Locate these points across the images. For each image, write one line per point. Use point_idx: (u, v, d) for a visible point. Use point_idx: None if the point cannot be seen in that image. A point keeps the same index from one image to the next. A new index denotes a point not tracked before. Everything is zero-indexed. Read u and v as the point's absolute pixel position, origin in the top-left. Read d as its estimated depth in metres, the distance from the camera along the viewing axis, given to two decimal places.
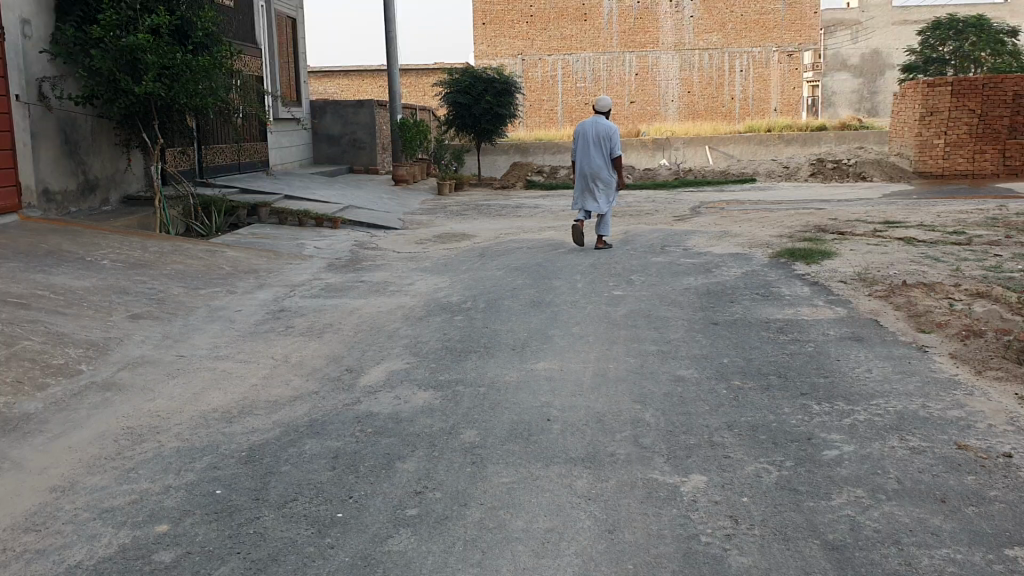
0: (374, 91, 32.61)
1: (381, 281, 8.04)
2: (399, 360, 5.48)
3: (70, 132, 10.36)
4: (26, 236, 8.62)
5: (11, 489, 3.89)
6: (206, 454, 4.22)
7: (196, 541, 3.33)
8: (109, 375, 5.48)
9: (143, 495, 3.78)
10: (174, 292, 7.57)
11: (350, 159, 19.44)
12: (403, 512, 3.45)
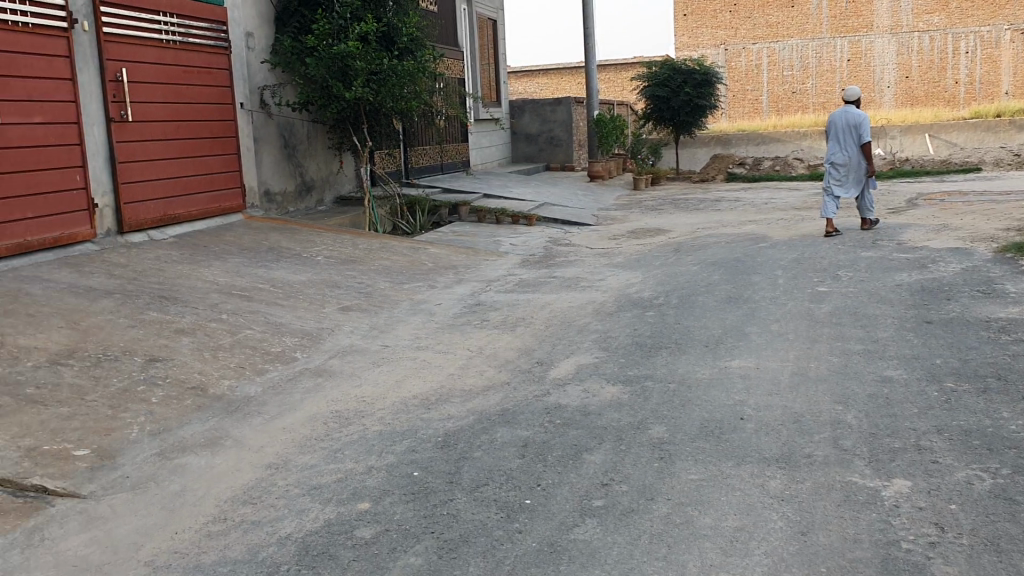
0: (573, 88, 32.73)
1: (574, 277, 8.10)
2: (590, 354, 5.51)
3: (289, 137, 11.13)
4: (250, 234, 9.34)
5: (232, 464, 4.24)
6: (406, 438, 4.42)
7: (394, 519, 3.50)
8: (320, 362, 5.85)
9: (347, 474, 4.02)
10: (380, 286, 7.96)
11: (548, 157, 19.71)
12: (590, 502, 3.47)
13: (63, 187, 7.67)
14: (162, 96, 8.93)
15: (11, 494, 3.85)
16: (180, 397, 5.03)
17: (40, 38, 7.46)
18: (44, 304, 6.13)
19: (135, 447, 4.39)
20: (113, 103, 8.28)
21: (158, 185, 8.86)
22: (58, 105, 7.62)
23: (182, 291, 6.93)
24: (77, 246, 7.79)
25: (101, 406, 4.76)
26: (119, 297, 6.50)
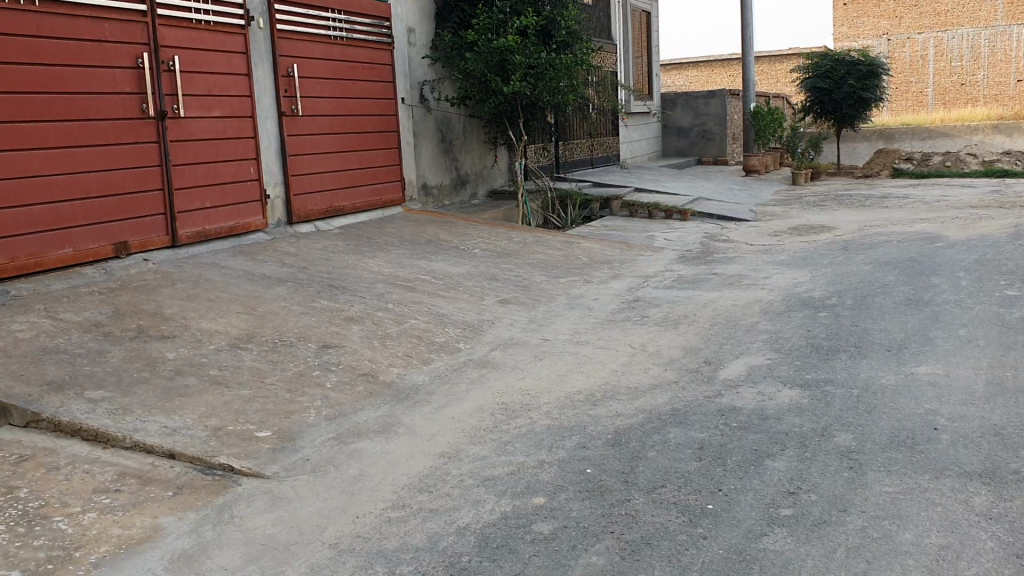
0: (724, 80, 32.01)
1: (736, 274, 7.87)
2: (762, 355, 5.32)
3: (446, 131, 11.28)
4: (409, 226, 9.53)
5: (406, 451, 4.30)
6: (575, 434, 4.37)
7: (572, 516, 3.45)
8: (484, 354, 5.88)
9: (520, 467, 4.00)
10: (537, 280, 7.95)
11: (699, 151, 19.30)
12: (777, 511, 3.32)
13: (239, 178, 8.02)
14: (330, 91, 9.21)
15: (202, 471, 4.01)
16: (352, 383, 5.15)
17: (220, 35, 7.81)
18: (223, 291, 6.41)
19: (312, 431, 4.50)
20: (285, 97, 8.59)
21: (324, 178, 9.15)
22: (235, 99, 7.97)
23: (349, 280, 7.12)
24: (250, 236, 8.13)
25: (280, 389, 4.93)
26: (290, 286, 6.73)
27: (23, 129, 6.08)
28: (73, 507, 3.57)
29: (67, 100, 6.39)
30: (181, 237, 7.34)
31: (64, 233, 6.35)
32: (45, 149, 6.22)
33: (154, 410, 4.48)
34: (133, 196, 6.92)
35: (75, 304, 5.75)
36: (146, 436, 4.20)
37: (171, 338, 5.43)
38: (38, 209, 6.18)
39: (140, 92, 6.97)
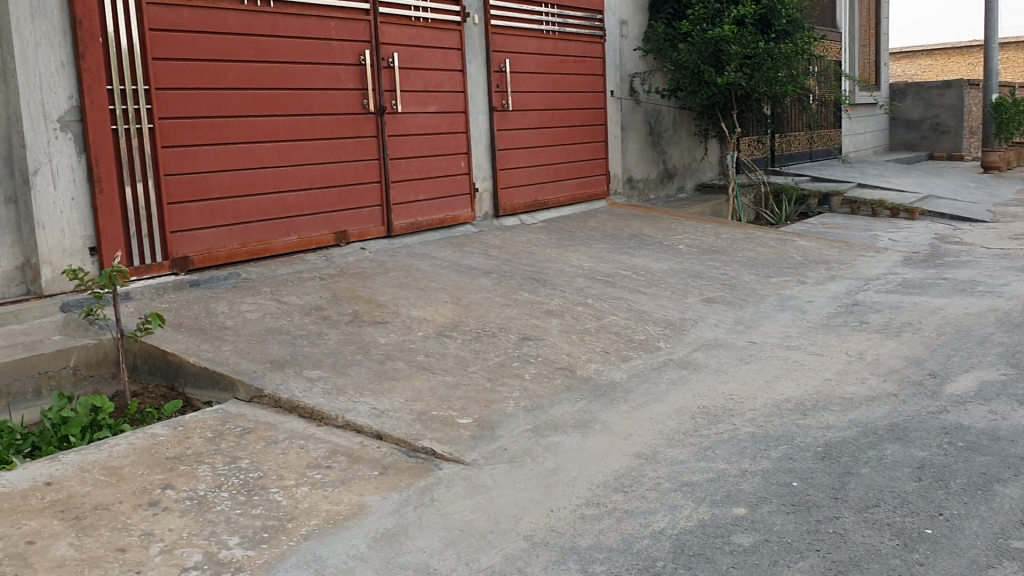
0: (962, 69, 29.77)
1: (969, 280, 7.27)
2: (995, 370, 4.88)
3: (656, 124, 11.12)
4: (614, 220, 9.47)
5: (603, 449, 4.26)
6: (781, 444, 4.17)
7: (774, 530, 3.29)
8: (685, 354, 5.74)
9: (720, 475, 3.86)
10: (747, 278, 7.69)
11: (930, 145, 18.05)
12: (1006, 542, 3.03)
13: (451, 172, 8.26)
14: (540, 85, 9.31)
15: (406, 453, 4.13)
16: (551, 376, 5.17)
17: (438, 32, 8.05)
18: (432, 280, 6.62)
19: (511, 421, 4.54)
20: (497, 91, 8.76)
21: (532, 171, 9.26)
22: (449, 94, 8.20)
23: (552, 274, 7.17)
24: (459, 227, 8.36)
25: (482, 378, 5.03)
26: (495, 277, 6.86)
27: (257, 124, 6.47)
28: (287, 480, 3.78)
29: (297, 95, 6.77)
30: (395, 227, 7.65)
31: (289, 221, 6.75)
32: (276, 142, 6.61)
33: (364, 391, 4.68)
34: (354, 187, 7.27)
35: (298, 288, 6.11)
36: (357, 416, 4.38)
37: (382, 323, 5.65)
38: (268, 199, 6.59)
39: (362, 88, 7.29)
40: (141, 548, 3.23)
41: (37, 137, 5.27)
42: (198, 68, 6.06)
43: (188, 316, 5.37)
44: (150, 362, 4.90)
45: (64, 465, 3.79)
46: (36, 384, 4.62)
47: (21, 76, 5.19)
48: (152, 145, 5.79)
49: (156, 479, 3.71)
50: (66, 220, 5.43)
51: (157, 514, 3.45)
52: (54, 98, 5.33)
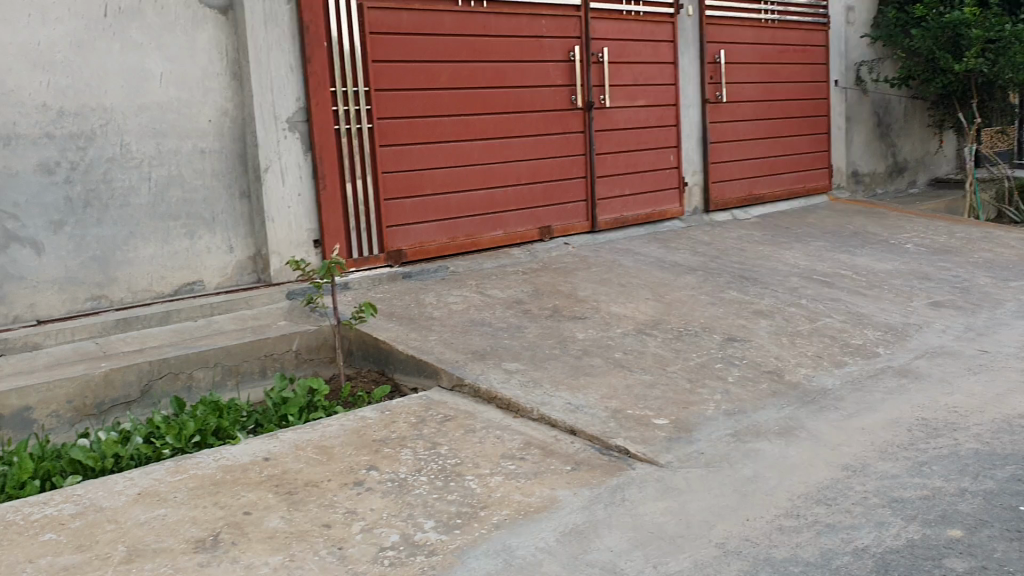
0: None
1: None
2: None
3: (885, 114, 10.45)
4: (833, 217, 9.00)
5: (806, 458, 4.06)
6: (1010, 464, 3.82)
7: (993, 557, 3.02)
8: (906, 361, 5.36)
9: (936, 493, 3.58)
10: (982, 281, 7.08)
11: None
12: None
13: (659, 166, 8.15)
14: (757, 76, 8.98)
15: (599, 451, 4.11)
16: (755, 380, 4.98)
17: (649, 25, 7.95)
18: (636, 276, 6.57)
19: (710, 423, 4.41)
20: (711, 84, 8.55)
21: (745, 166, 8.98)
22: (660, 88, 8.10)
23: (763, 272, 6.92)
24: (666, 223, 8.24)
25: (682, 379, 4.93)
26: (701, 274, 6.71)
27: (469, 121, 6.65)
28: (483, 469, 3.87)
29: (508, 92, 6.89)
30: (601, 222, 7.65)
31: (497, 216, 6.92)
32: (486, 138, 6.78)
33: (561, 386, 4.70)
34: (560, 183, 7.34)
35: (504, 281, 6.24)
36: (552, 411, 4.41)
37: (584, 319, 5.67)
38: (477, 194, 6.77)
39: (571, 84, 7.33)
40: (344, 525, 3.41)
41: (269, 137, 5.65)
42: (414, 69, 6.30)
43: (399, 306, 5.62)
44: (363, 349, 5.17)
45: (281, 443, 4.08)
46: (261, 365, 4.99)
47: (257, 80, 5.58)
48: (371, 143, 6.08)
49: (361, 461, 3.91)
50: (293, 214, 5.80)
51: (361, 494, 3.64)
52: (284, 100, 5.70)
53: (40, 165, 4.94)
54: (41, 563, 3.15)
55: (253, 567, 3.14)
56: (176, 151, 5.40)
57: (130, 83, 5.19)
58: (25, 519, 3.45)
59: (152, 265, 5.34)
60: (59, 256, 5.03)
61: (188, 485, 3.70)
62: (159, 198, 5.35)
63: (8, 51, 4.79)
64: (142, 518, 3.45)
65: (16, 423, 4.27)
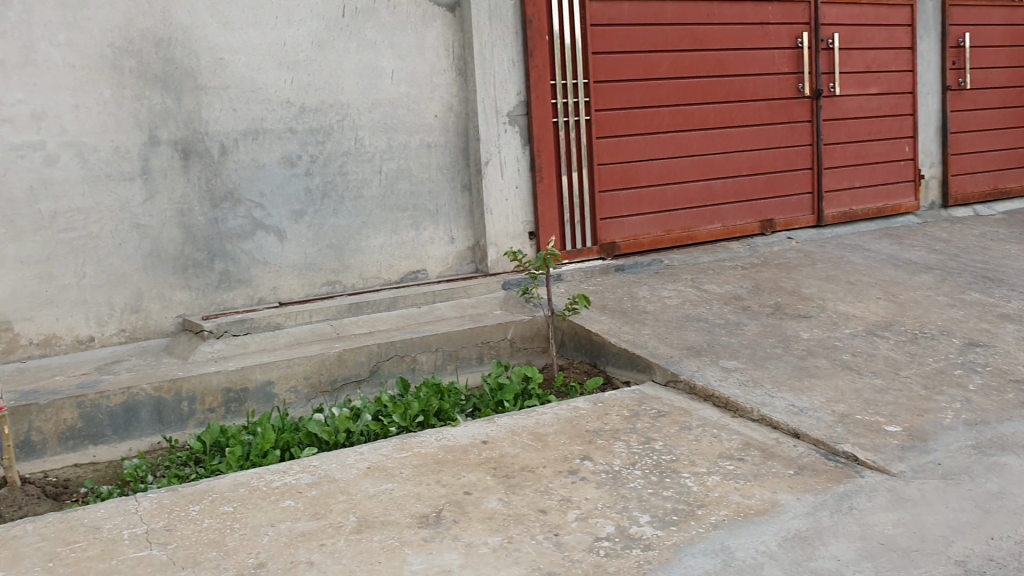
0: None
1: None
2: None
3: None
4: None
5: None
6: None
7: None
8: None
9: None
10: None
11: None
12: None
13: (891, 158, 7.68)
14: (1006, 60, 8.25)
15: (824, 455, 3.91)
16: (1001, 388, 4.58)
17: (884, 8, 7.49)
18: (864, 274, 6.21)
19: (949, 433, 4.09)
20: (953, 69, 7.94)
21: (990, 157, 8.28)
22: (895, 75, 7.61)
23: (1009, 273, 6.35)
24: (899, 219, 7.75)
25: (917, 384, 4.61)
26: (937, 274, 6.25)
27: (688, 113, 6.53)
28: (700, 467, 3.78)
29: (730, 83, 6.71)
30: (825, 217, 7.30)
31: (715, 209, 6.75)
32: (706, 130, 6.63)
33: (783, 386, 4.52)
34: (782, 175, 7.06)
35: (721, 277, 6.08)
36: (773, 412, 4.25)
37: (807, 317, 5.43)
38: (695, 186, 6.63)
39: (798, 72, 7.03)
40: (560, 512, 3.44)
41: (491, 131, 5.79)
42: (633, 60, 6.25)
43: (613, 299, 5.60)
44: (576, 339, 5.19)
45: (498, 427, 4.17)
46: (479, 352, 5.13)
47: (480, 75, 5.72)
48: (589, 135, 6.10)
49: (577, 450, 3.93)
50: (511, 205, 5.91)
51: (576, 482, 3.66)
52: (505, 94, 5.82)
53: (284, 158, 5.31)
54: (282, 526, 3.39)
55: (473, 545, 3.23)
56: (404, 146, 5.64)
57: (365, 81, 5.48)
58: (268, 485, 3.72)
59: (380, 253, 5.62)
60: (299, 243, 5.39)
61: (413, 462, 3.86)
62: (388, 189, 5.61)
63: (259, 52, 5.18)
64: (370, 491, 3.64)
65: (260, 396, 4.62)
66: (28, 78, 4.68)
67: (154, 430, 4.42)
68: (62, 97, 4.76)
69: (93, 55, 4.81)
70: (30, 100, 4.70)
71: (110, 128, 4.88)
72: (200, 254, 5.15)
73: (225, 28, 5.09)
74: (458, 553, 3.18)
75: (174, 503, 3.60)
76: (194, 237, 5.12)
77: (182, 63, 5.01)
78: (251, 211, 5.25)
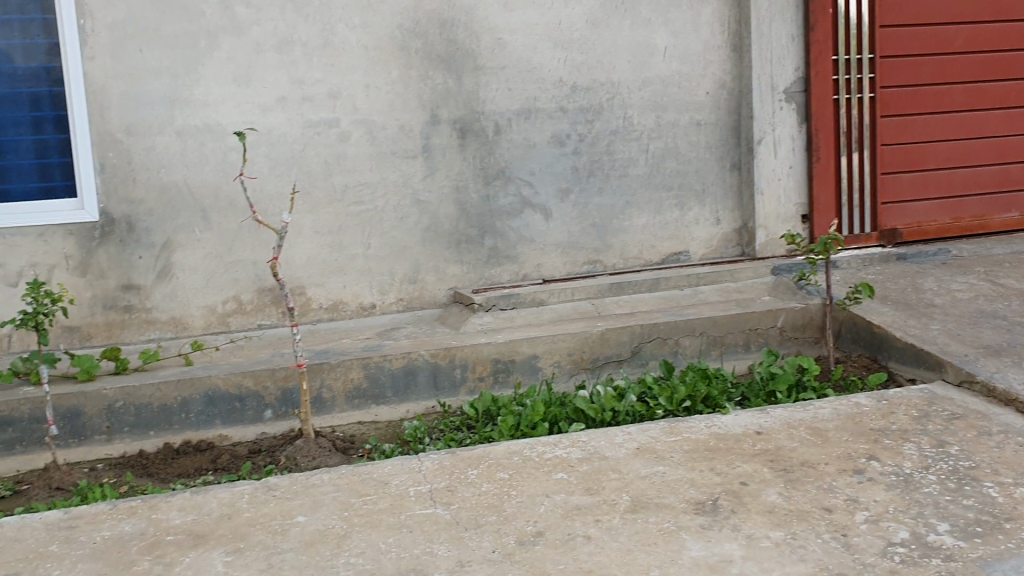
0: None
1: None
2: None
3: None
4: None
5: None
6: None
7: None
8: None
9: None
10: None
11: None
12: None
13: None
14: None
15: None
16: None
17: None
18: None
19: None
20: None
21: None
22: None
23: None
24: None
25: None
26: None
27: (984, 90, 5.98)
28: (1005, 477, 3.45)
29: None
30: None
31: (1012, 196, 6.15)
32: (1004, 108, 6.05)
33: None
34: None
35: (1017, 271, 5.53)
36: None
37: None
38: (989, 170, 6.07)
39: None
40: (847, 512, 3.25)
41: (765, 108, 5.57)
42: (924, 33, 5.80)
43: (894, 290, 5.24)
44: (854, 332, 4.91)
45: (773, 418, 4.00)
46: (746, 338, 5.00)
47: (757, 50, 5.51)
48: (871, 113, 5.73)
49: (860, 448, 3.70)
50: (783, 187, 5.67)
51: (863, 482, 3.44)
52: (783, 70, 5.58)
53: (554, 136, 5.37)
54: (557, 498, 3.43)
55: (754, 538, 3.11)
56: (674, 124, 5.54)
57: (637, 58, 5.43)
58: (540, 456, 3.78)
59: (644, 233, 5.57)
60: (565, 221, 5.44)
61: (685, 447, 3.79)
62: (656, 169, 5.54)
63: (536, 31, 5.26)
64: (643, 472, 3.60)
65: (527, 368, 4.74)
66: (326, 59, 5.00)
67: (429, 395, 4.64)
68: (355, 77, 5.05)
69: (384, 36, 5.06)
70: (328, 80, 5.02)
71: (396, 107, 5.12)
72: (473, 230, 5.32)
73: (505, 9, 5.20)
74: (738, 544, 3.08)
75: (454, 466, 3.73)
76: (468, 213, 5.29)
77: (463, 43, 5.16)
78: (521, 189, 5.36)
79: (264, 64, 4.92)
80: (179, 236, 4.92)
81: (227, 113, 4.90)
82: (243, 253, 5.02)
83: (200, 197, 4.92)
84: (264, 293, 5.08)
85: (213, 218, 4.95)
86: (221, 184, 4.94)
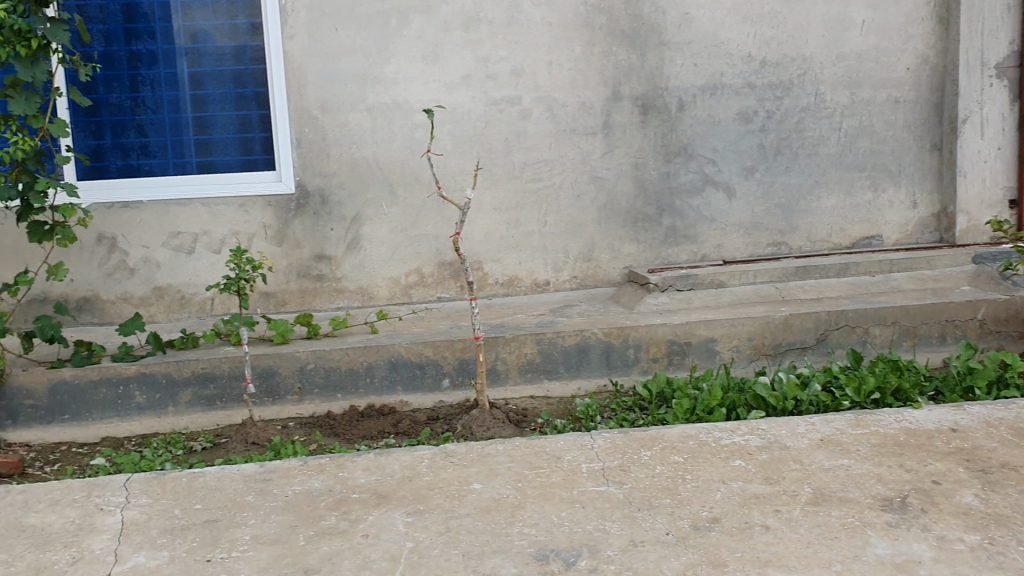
0: None
1: None
2: None
3: None
4: None
5: None
6: None
7: None
8: None
9: None
10: None
11: None
12: None
13: None
14: None
15: None
16: None
17: None
18: None
19: None
20: None
21: None
22: None
23: None
24: None
25: None
26: None
27: None
28: None
29: None
30: None
31: None
32: None
33: None
34: None
35: None
36: None
37: None
38: None
39: None
40: None
41: (974, 85, 5.22)
42: None
43: None
44: None
45: (970, 416, 3.77)
46: (942, 330, 4.75)
47: (967, 23, 5.17)
48: None
49: None
50: (989, 169, 5.31)
51: None
52: (995, 44, 5.21)
53: (740, 114, 5.23)
54: (734, 485, 3.36)
55: (947, 540, 2.95)
56: (869, 101, 5.28)
57: (832, 32, 5.19)
58: (717, 441, 3.72)
59: (832, 216, 5.36)
60: (748, 202, 5.31)
61: (871, 441, 3.63)
62: (847, 148, 5.30)
63: (724, 6, 5.12)
64: (825, 464, 3.48)
65: (704, 351, 4.68)
66: (511, 37, 5.06)
67: (603, 373, 4.66)
68: (539, 55, 5.08)
69: (569, 13, 5.06)
70: (513, 57, 5.07)
71: (578, 85, 5.13)
72: (651, 209, 5.26)
73: None
74: (929, 545, 2.93)
75: (627, 445, 3.73)
76: (647, 191, 5.25)
77: (649, 19, 5.09)
78: (702, 167, 5.25)
79: (451, 42, 5.03)
80: (367, 210, 5.13)
81: (416, 91, 5.06)
82: (427, 227, 5.19)
83: (388, 172, 5.11)
84: (444, 266, 5.24)
85: (400, 193, 5.13)
86: (408, 159, 5.11)
